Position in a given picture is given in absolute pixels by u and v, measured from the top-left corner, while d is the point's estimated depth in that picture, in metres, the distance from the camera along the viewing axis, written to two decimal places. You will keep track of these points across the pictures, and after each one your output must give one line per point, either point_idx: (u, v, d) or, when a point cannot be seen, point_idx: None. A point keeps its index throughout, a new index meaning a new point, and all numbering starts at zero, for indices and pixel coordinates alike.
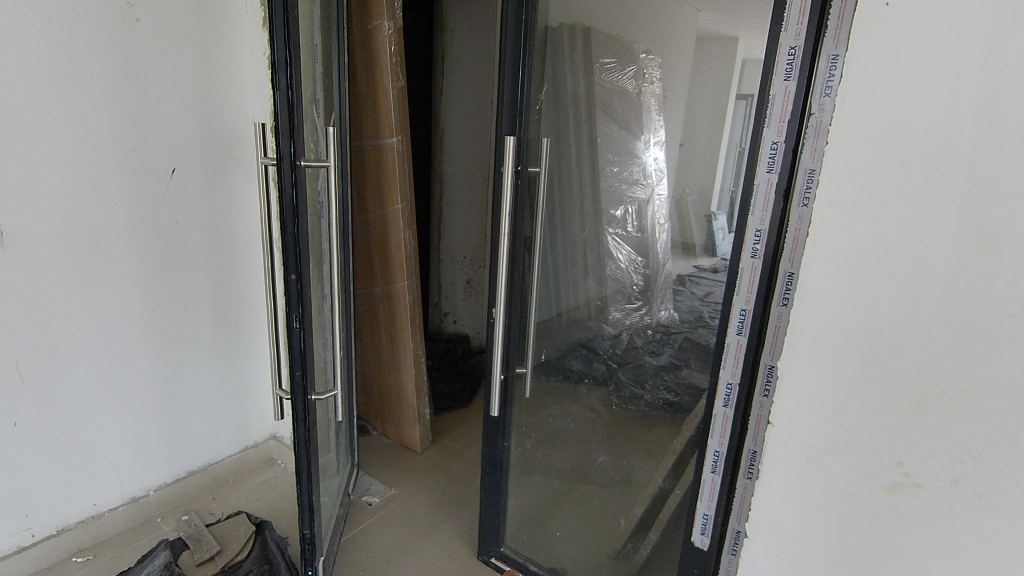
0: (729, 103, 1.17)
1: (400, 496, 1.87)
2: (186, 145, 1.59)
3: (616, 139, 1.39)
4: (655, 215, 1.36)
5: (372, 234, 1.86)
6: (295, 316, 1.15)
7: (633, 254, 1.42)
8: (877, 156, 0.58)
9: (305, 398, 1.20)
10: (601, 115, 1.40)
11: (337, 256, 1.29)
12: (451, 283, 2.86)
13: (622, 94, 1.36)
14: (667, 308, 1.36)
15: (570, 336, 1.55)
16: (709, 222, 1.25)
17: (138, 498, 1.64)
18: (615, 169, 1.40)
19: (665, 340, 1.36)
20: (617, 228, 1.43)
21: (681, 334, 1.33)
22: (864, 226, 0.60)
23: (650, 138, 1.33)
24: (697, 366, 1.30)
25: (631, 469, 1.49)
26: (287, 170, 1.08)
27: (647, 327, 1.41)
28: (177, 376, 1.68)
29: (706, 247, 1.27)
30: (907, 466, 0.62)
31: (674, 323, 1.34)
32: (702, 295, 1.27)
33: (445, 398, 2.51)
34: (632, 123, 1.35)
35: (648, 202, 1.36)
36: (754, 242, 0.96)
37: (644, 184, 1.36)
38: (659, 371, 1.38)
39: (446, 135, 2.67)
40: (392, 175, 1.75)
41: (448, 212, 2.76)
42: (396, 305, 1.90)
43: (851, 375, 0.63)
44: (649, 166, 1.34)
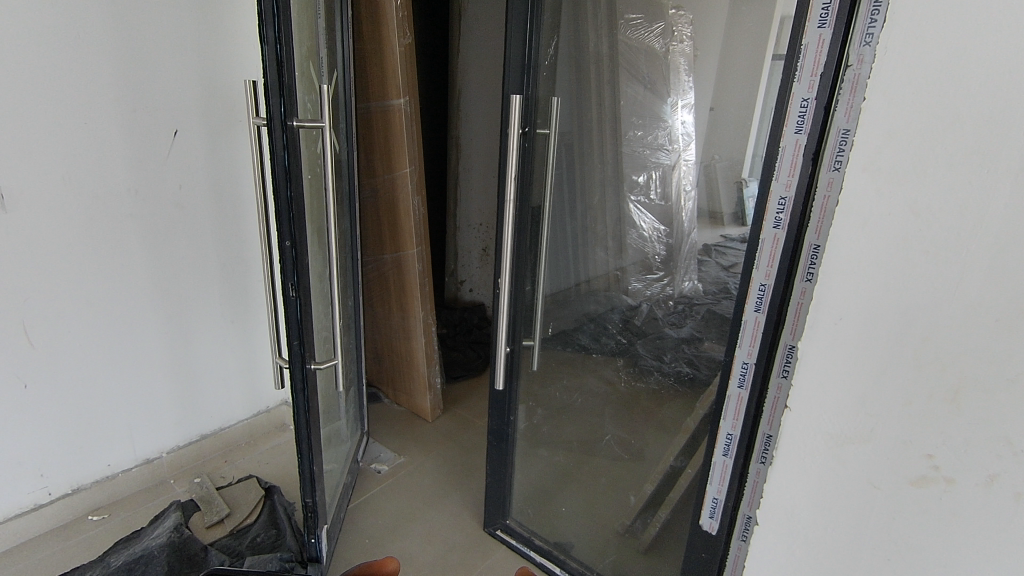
0: (765, 63, 1.05)
1: (408, 464, 1.85)
2: (188, 105, 1.55)
3: (640, 101, 1.31)
4: (681, 181, 1.28)
5: (381, 201, 1.81)
6: (291, 284, 1.11)
7: (656, 223, 1.35)
8: (921, 111, 0.49)
9: (303, 367, 1.17)
10: (625, 76, 1.32)
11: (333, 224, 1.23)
12: (467, 250, 2.81)
13: (648, 52, 1.28)
14: (691, 279, 1.28)
15: (586, 308, 1.49)
16: (738, 188, 1.14)
17: (151, 460, 1.67)
18: (639, 133, 1.32)
19: (687, 313, 1.29)
20: (639, 195, 1.35)
21: (703, 306, 1.25)
22: (902, 192, 0.51)
23: (678, 102, 1.23)
24: (717, 340, 1.23)
25: (643, 445, 1.44)
26: (278, 132, 1.02)
27: (669, 298, 1.33)
28: (187, 341, 1.68)
29: (735, 216, 1.16)
30: (937, 460, 0.55)
31: (697, 295, 1.26)
32: (727, 266, 1.18)
33: (459, 366, 2.49)
34: (658, 84, 1.27)
35: (673, 168, 1.28)
36: (777, 211, 0.88)
37: (669, 150, 1.27)
38: (679, 344, 1.31)
39: (462, 99, 2.59)
40: (400, 137, 1.67)
41: (464, 178, 2.69)
42: (406, 273, 1.85)
43: (878, 361, 0.56)
44: (675, 128, 1.26)
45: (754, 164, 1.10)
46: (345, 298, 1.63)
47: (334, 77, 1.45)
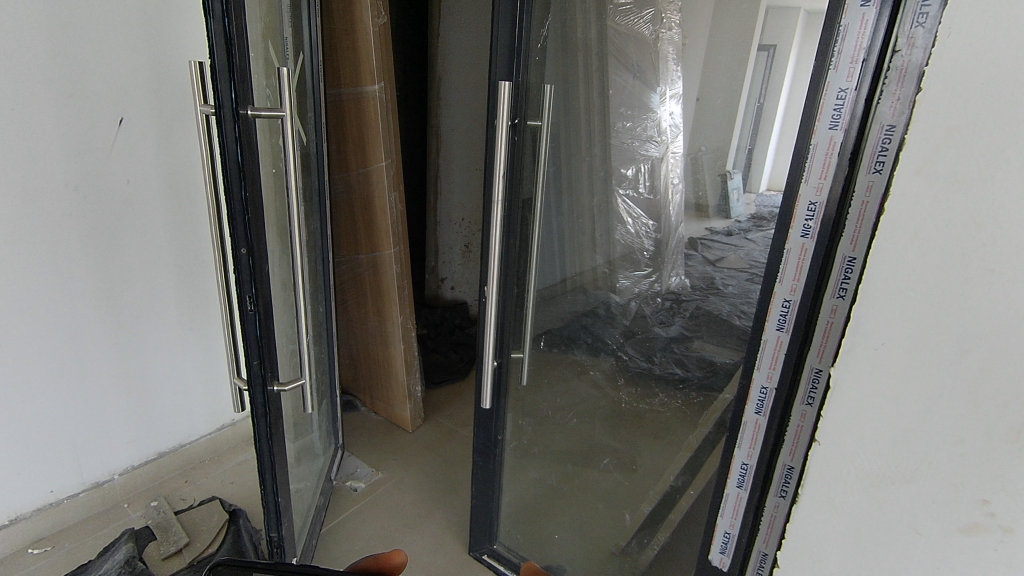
0: (749, 53, 1.01)
1: (387, 481, 1.73)
2: (135, 92, 1.38)
3: (630, 90, 1.22)
4: (669, 174, 1.20)
5: (355, 197, 1.65)
6: (247, 297, 0.97)
7: (643, 218, 1.28)
8: (1002, 99, 0.37)
9: (264, 391, 1.04)
10: (614, 63, 1.22)
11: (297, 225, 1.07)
12: (448, 247, 2.68)
13: (636, 39, 1.19)
14: (678, 275, 1.23)
15: (570, 307, 1.39)
16: (722, 178, 1.11)
17: (101, 483, 1.52)
18: (628, 124, 1.23)
19: (676, 309, 1.24)
20: (627, 189, 1.27)
21: (693, 303, 1.21)
22: (968, 199, 0.39)
23: (666, 91, 1.15)
24: (713, 341, 1.17)
25: (639, 455, 1.36)
26: (229, 122, 0.86)
27: (657, 295, 1.28)
28: (140, 353, 1.53)
29: (722, 208, 1.13)
30: (993, 505, 0.42)
31: (685, 291, 1.22)
32: (714, 261, 1.15)
33: (440, 371, 2.37)
34: (647, 73, 1.18)
35: (661, 161, 1.20)
36: (806, 217, 0.78)
37: (658, 141, 1.19)
38: (669, 344, 1.26)
39: (443, 86, 2.44)
40: (375, 128, 1.52)
41: (444, 171, 2.55)
42: (382, 275, 1.72)
43: (933, 425, 0.43)
44: (663, 120, 1.17)
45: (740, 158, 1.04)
46: (315, 302, 1.51)
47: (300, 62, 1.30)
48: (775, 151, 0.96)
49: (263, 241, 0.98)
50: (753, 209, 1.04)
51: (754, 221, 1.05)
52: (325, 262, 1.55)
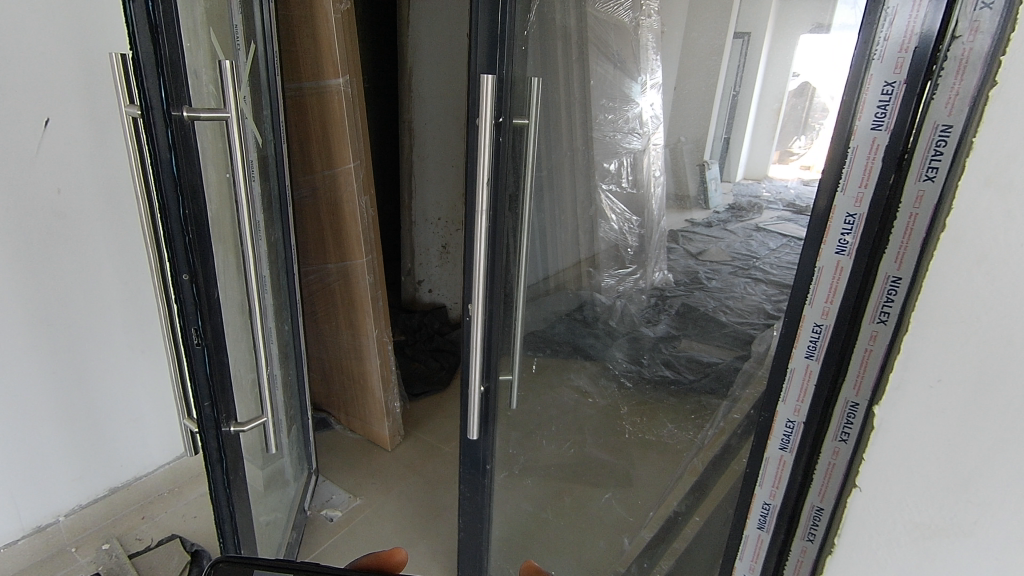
0: (725, 43, 1.06)
1: (366, 507, 1.59)
2: (64, 86, 1.21)
3: (610, 81, 1.25)
4: (651, 167, 1.27)
5: (322, 202, 1.50)
6: (193, 331, 0.82)
7: (626, 214, 1.36)
8: None
9: (218, 434, 0.90)
10: (593, 53, 1.22)
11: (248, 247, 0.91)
12: (424, 247, 2.54)
13: (618, 28, 1.22)
14: (661, 270, 1.32)
15: (553, 308, 1.38)
16: (701, 168, 1.17)
17: (44, 527, 1.36)
18: (609, 117, 1.28)
19: (661, 307, 1.33)
20: (611, 184, 1.34)
21: (677, 299, 1.30)
22: None
23: (646, 81, 1.20)
24: (699, 340, 1.27)
25: (632, 463, 1.36)
26: (159, 126, 0.72)
27: (641, 292, 1.36)
28: (82, 380, 1.37)
29: (701, 198, 1.20)
30: None
31: (668, 287, 1.31)
32: (696, 254, 1.24)
33: (419, 382, 2.22)
34: (629, 63, 1.22)
35: (644, 153, 1.27)
36: (842, 231, 0.68)
37: (640, 133, 1.25)
38: (657, 344, 1.35)
39: (415, 77, 2.29)
40: (340, 125, 1.37)
41: (419, 167, 2.41)
42: (354, 285, 1.58)
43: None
44: (643, 111, 1.23)
45: (717, 147, 1.12)
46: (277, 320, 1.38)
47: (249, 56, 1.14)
48: (751, 141, 1.05)
49: (209, 264, 0.83)
50: (731, 198, 1.13)
51: (734, 211, 1.14)
52: (287, 275, 1.41)
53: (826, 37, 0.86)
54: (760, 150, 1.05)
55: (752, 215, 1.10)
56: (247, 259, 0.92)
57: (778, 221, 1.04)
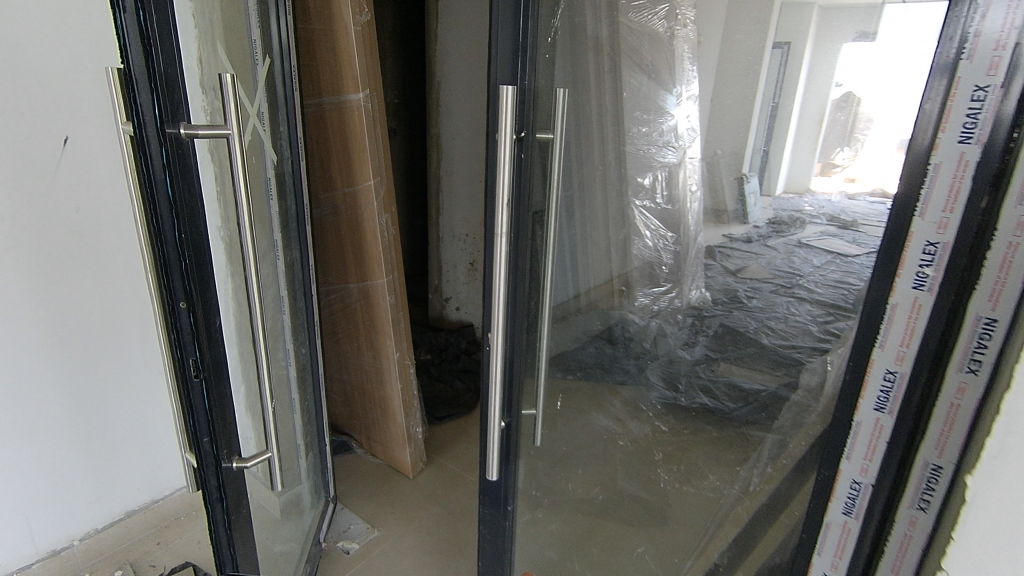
0: (766, 50, 0.96)
1: (384, 539, 1.52)
2: (84, 105, 1.20)
3: (644, 93, 1.16)
4: (686, 180, 1.16)
5: (342, 221, 1.46)
6: (190, 363, 0.76)
7: (661, 229, 1.26)
8: None
9: (219, 472, 0.84)
10: (625, 62, 1.15)
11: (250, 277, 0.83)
12: (452, 264, 2.49)
13: (652, 39, 1.15)
14: (698, 288, 1.20)
15: (578, 324, 1.31)
16: (739, 182, 1.07)
17: (59, 552, 1.33)
18: (644, 130, 1.19)
19: (697, 328, 1.23)
20: (644, 199, 1.26)
21: (716, 319, 1.19)
22: None
23: (682, 91, 1.10)
24: (739, 365, 1.18)
25: (667, 502, 1.30)
26: (153, 146, 0.67)
27: (677, 310, 1.26)
28: (99, 402, 1.35)
29: (739, 213, 1.10)
30: None
31: (706, 306, 1.20)
32: (734, 270, 1.14)
33: (444, 405, 2.12)
34: (662, 74, 1.13)
35: (678, 167, 1.17)
36: (921, 262, 0.57)
37: (675, 147, 1.15)
38: (695, 368, 1.26)
39: (444, 92, 2.26)
40: (361, 141, 1.33)
41: (447, 183, 2.37)
42: (374, 306, 1.52)
43: None
44: (677, 121, 1.13)
45: (757, 158, 1.02)
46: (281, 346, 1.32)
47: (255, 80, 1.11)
48: (795, 148, 0.96)
49: (209, 291, 0.78)
50: (771, 214, 1.04)
51: (772, 226, 1.06)
52: (293, 297, 1.34)
53: (872, 45, 0.82)
54: (802, 159, 0.96)
55: (795, 230, 1.03)
56: (251, 290, 0.84)
57: (822, 236, 0.98)
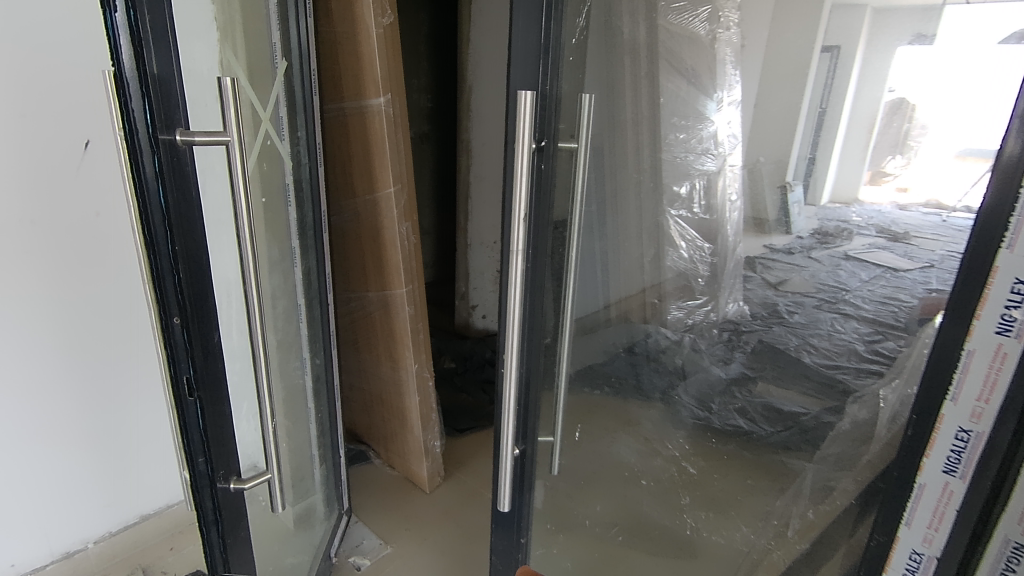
0: (813, 56, 1.13)
1: (396, 557, 1.47)
2: (105, 107, 1.19)
3: (683, 100, 1.48)
4: (726, 188, 1.45)
5: (363, 228, 1.42)
6: (184, 381, 0.73)
7: (698, 241, 1.62)
8: None
9: (213, 493, 0.80)
10: (668, 69, 1.45)
11: (251, 290, 0.79)
12: (479, 271, 2.44)
13: (692, 40, 1.43)
14: (737, 302, 1.53)
15: (616, 338, 1.55)
16: (784, 191, 1.26)
17: (72, 554, 1.33)
18: (682, 136, 1.51)
19: (733, 343, 1.58)
20: (681, 210, 1.61)
21: (754, 333, 1.50)
22: None
23: (723, 98, 1.38)
24: (862, 410, 1.24)
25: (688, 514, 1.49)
26: (145, 153, 0.63)
27: (713, 324, 1.63)
28: (116, 406, 1.34)
29: (781, 223, 1.31)
30: None
31: (743, 319, 1.52)
32: (776, 282, 1.39)
33: (466, 417, 2.03)
34: (704, 81, 1.43)
35: (718, 173, 1.48)
36: (1011, 301, 0.61)
37: (715, 155, 1.46)
38: (729, 385, 1.62)
39: (475, 95, 2.21)
40: (381, 147, 1.29)
41: (476, 188, 2.32)
42: (393, 316, 1.48)
43: None
44: (716, 130, 1.43)
45: (802, 166, 1.19)
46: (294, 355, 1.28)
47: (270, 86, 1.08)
48: (840, 161, 1.10)
49: (205, 305, 0.74)
50: (815, 223, 1.21)
51: (819, 236, 1.22)
52: (308, 305, 1.32)
53: (930, 47, 0.91)
54: (851, 170, 1.08)
55: (839, 241, 1.19)
56: (252, 304, 0.80)
57: (870, 248, 1.14)
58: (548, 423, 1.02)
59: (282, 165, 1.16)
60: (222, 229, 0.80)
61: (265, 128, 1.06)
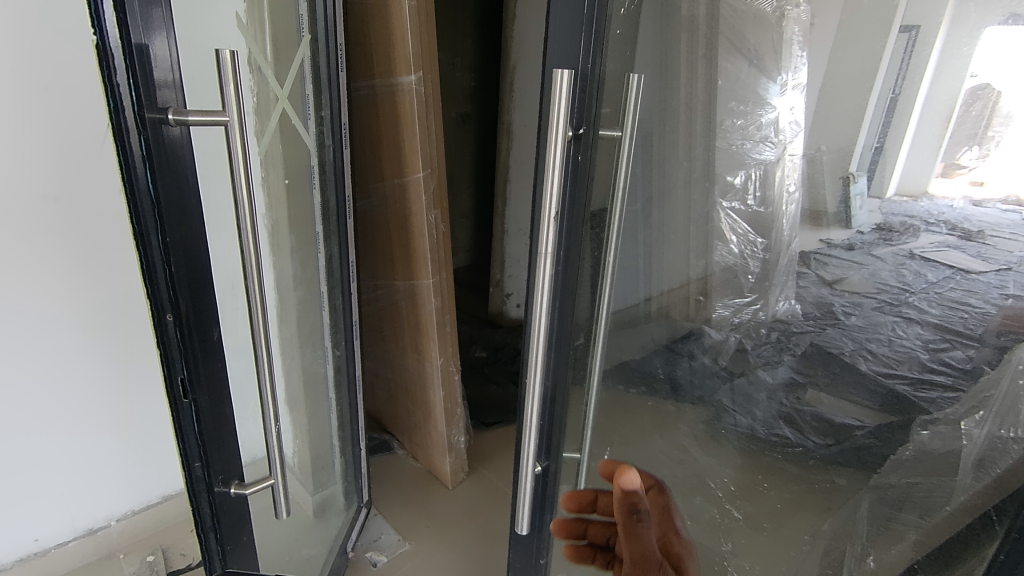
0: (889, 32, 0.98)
1: (413, 555, 1.42)
2: None
3: (741, 81, 1.33)
4: (781, 179, 1.31)
5: (391, 214, 1.35)
6: (179, 382, 0.68)
7: (750, 234, 1.51)
8: None
9: (211, 499, 0.75)
10: (726, 47, 1.32)
11: (256, 286, 0.72)
12: (516, 259, 2.34)
13: (756, 17, 1.26)
14: (788, 301, 1.42)
15: (655, 333, 1.43)
16: (847, 182, 1.12)
17: (96, 530, 1.35)
18: (739, 122, 1.38)
19: (783, 347, 1.47)
20: (732, 202, 1.49)
21: (806, 337, 1.39)
22: None
23: (787, 82, 1.21)
24: (936, 441, 1.09)
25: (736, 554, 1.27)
26: (131, 133, 0.56)
27: (760, 325, 1.53)
28: (138, 387, 1.33)
29: (840, 217, 1.17)
30: None
31: (795, 320, 1.42)
32: (831, 280, 1.25)
33: (494, 410, 1.96)
34: (766, 61, 1.25)
35: (776, 164, 1.32)
36: None
37: (774, 144, 1.31)
38: (777, 390, 1.51)
39: (518, 74, 2.10)
40: (411, 129, 1.21)
41: (515, 173, 2.22)
42: (420, 307, 1.41)
43: None
44: (773, 116, 1.28)
45: (867, 156, 1.05)
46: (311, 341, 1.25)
47: (292, 60, 1.02)
48: (909, 152, 0.99)
49: (199, 301, 0.68)
50: (879, 217, 1.09)
51: (881, 232, 1.10)
52: (329, 292, 1.27)
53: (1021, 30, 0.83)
54: (921, 163, 0.98)
55: (905, 238, 1.08)
56: (255, 300, 0.73)
57: (939, 247, 1.03)
58: (575, 439, 0.93)
59: (302, 145, 1.10)
60: (224, 217, 0.74)
61: (281, 105, 0.99)
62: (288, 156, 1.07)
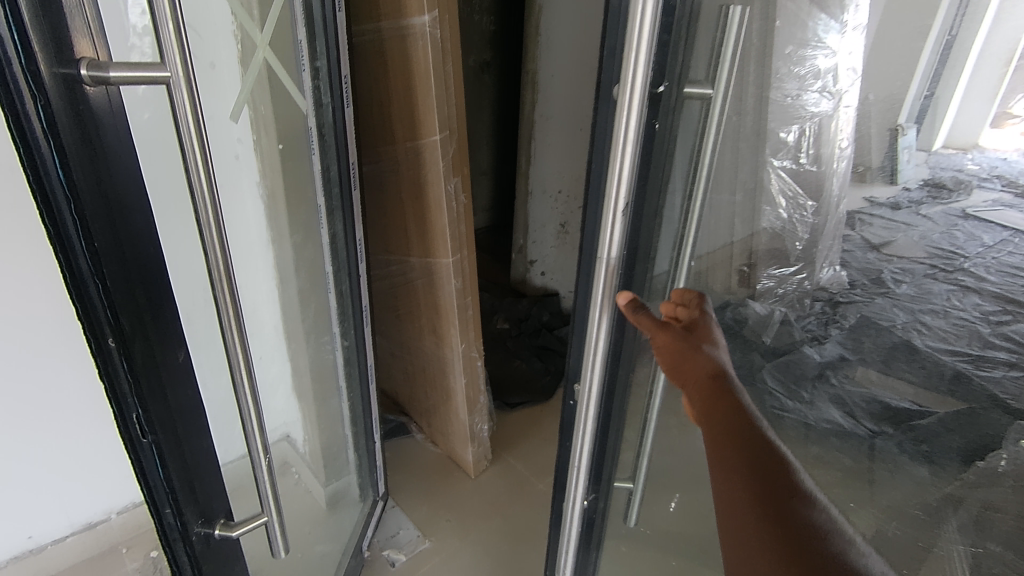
0: None
1: (435, 553, 1.32)
2: None
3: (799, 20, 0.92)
4: (838, 135, 0.94)
5: (404, 181, 1.18)
6: (133, 421, 0.54)
7: (799, 197, 1.08)
8: None
9: (191, 547, 0.62)
10: None
11: (228, 297, 0.56)
12: (540, 223, 2.15)
13: None
14: (835, 268, 1.14)
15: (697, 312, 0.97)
16: (891, 135, 0.89)
17: (95, 525, 1.25)
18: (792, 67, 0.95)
19: (831, 320, 1.19)
20: (785, 160, 1.04)
21: (854, 307, 1.16)
22: None
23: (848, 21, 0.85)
24: None
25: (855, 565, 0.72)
26: (27, 101, 0.40)
27: (805, 295, 1.20)
28: None
29: (886, 170, 0.93)
30: None
31: (844, 288, 1.15)
32: (879, 244, 1.06)
33: (518, 389, 1.82)
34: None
35: (832, 118, 0.94)
36: None
37: (832, 93, 0.93)
38: (823, 369, 1.22)
39: (544, 15, 1.84)
40: (426, 84, 1.02)
41: (541, 129, 2.00)
42: (438, 288, 1.26)
43: None
44: (819, 61, 0.94)
45: (915, 106, 0.84)
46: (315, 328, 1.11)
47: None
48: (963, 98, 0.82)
49: (150, 315, 0.53)
50: (927, 172, 0.92)
51: (928, 189, 0.96)
52: (334, 275, 1.09)
53: None
54: (975, 112, 0.83)
55: (956, 196, 0.95)
56: (233, 317, 0.58)
57: (994, 207, 0.91)
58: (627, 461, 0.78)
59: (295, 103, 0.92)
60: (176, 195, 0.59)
61: (261, 55, 0.83)
62: (279, 117, 0.91)
